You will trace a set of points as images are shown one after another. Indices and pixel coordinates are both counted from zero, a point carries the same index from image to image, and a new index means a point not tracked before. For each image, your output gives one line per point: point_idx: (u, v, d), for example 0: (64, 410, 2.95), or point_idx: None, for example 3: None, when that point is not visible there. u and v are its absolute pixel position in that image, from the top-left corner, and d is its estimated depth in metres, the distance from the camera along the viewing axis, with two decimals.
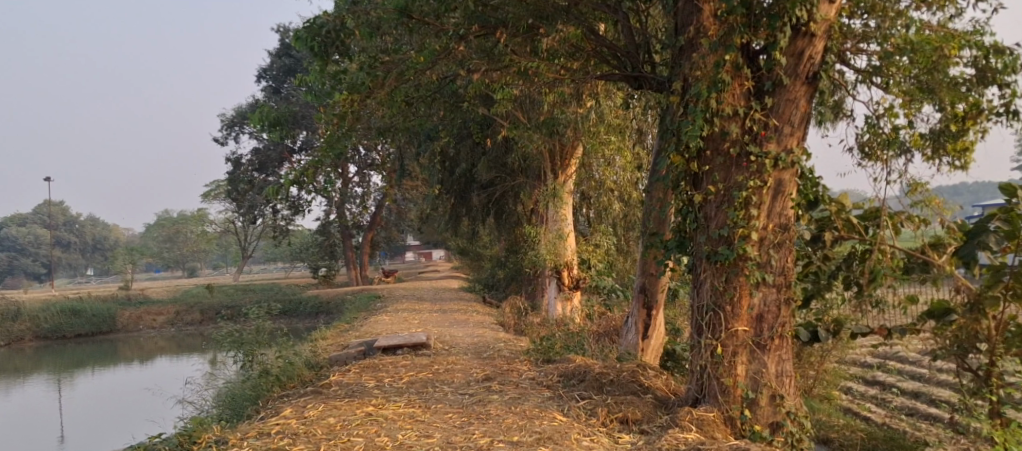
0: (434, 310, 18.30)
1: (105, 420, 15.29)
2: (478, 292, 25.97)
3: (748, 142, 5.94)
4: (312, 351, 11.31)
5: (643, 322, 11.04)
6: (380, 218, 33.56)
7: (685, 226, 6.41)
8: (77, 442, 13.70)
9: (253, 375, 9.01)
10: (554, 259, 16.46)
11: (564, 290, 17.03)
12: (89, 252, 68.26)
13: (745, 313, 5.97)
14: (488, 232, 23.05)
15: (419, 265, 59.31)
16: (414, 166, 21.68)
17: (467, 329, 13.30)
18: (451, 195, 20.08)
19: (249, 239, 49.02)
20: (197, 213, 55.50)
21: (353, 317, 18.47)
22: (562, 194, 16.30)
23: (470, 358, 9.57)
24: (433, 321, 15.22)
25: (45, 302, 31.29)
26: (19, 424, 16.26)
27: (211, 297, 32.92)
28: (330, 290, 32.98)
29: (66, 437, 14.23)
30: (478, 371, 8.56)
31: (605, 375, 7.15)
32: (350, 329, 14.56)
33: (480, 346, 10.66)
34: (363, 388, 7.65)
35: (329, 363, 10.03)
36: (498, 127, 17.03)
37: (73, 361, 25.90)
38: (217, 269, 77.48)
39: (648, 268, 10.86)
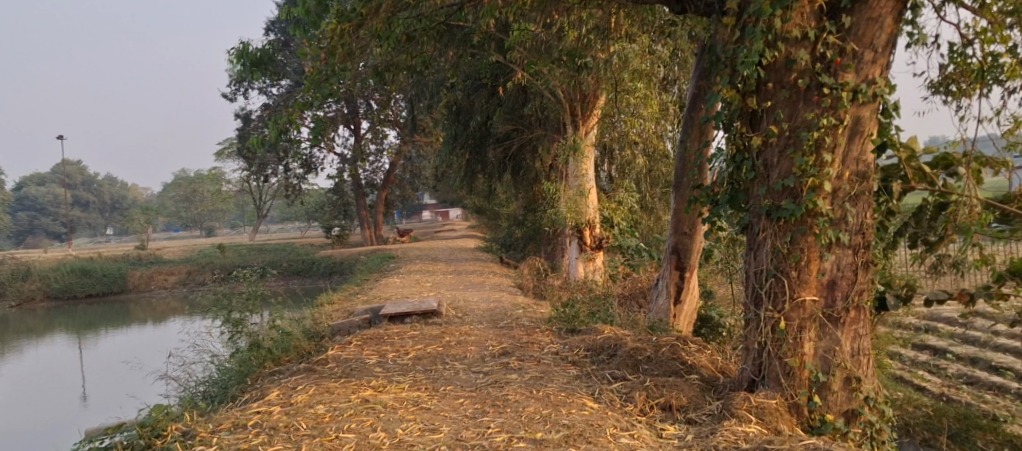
0: (449, 271, 17.41)
1: (113, 390, 14.58)
2: (495, 251, 25.01)
3: (820, 72, 4.84)
4: (314, 319, 10.41)
5: (674, 285, 10.12)
6: (394, 176, 32.68)
7: (739, 175, 5.28)
8: (86, 416, 12.99)
9: (242, 349, 8.12)
10: (575, 216, 15.40)
11: (586, 251, 15.99)
12: (109, 212, 67.61)
13: (814, 280, 4.93)
14: (505, 189, 22.04)
15: (437, 223, 58.44)
16: (428, 119, 20.69)
17: (482, 293, 12.39)
18: (465, 151, 18.93)
19: (265, 199, 48.26)
20: (212, 173, 54.92)
21: (364, 278, 17.64)
22: (582, 147, 15.19)
23: (485, 327, 8.63)
24: (447, 284, 14.32)
25: (56, 263, 30.75)
26: (20, 395, 15.51)
27: (223, 257, 32.23)
28: (343, 250, 32.16)
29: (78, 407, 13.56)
30: (494, 344, 7.61)
31: (641, 351, 6.15)
32: (359, 293, 13.70)
33: (496, 314, 9.71)
34: (362, 365, 6.73)
35: (333, 332, 9.14)
36: (513, 73, 15.91)
37: (84, 323, 25.36)
38: (234, 229, 76.98)
39: (681, 228, 9.93)
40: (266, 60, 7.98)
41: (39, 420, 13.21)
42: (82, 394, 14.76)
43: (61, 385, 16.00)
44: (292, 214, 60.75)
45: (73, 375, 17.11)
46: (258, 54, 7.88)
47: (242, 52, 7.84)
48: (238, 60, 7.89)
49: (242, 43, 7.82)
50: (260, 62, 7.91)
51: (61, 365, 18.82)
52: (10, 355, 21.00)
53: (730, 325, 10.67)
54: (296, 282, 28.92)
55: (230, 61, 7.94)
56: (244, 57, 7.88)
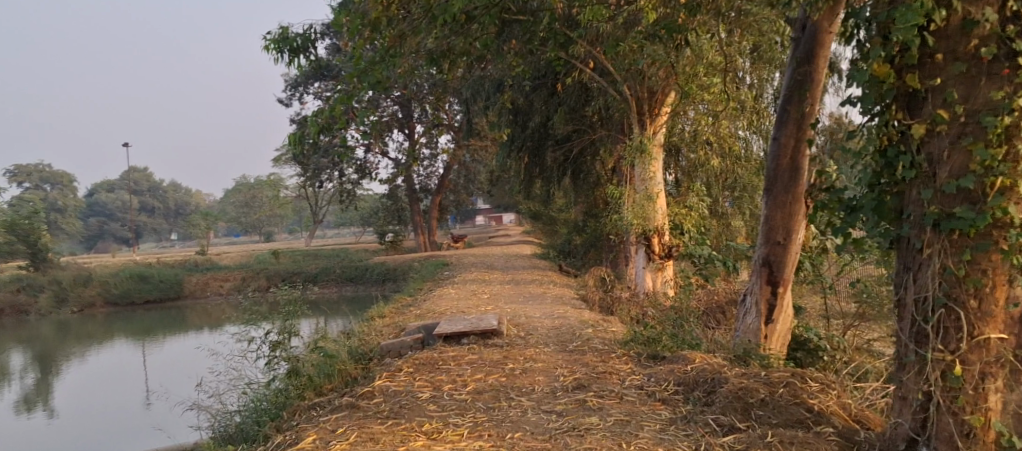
0: (507, 281, 16.35)
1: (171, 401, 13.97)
2: (553, 259, 23.83)
3: (1011, 37, 3.74)
4: (362, 337, 9.44)
5: (766, 301, 9.00)
6: (448, 180, 31.84)
7: (886, 175, 4.10)
8: (142, 429, 12.37)
9: (279, 375, 7.19)
10: (642, 223, 14.20)
11: (654, 260, 14.76)
12: (174, 217, 68.36)
13: (1002, 312, 3.84)
14: (563, 193, 20.88)
15: (491, 229, 57.49)
16: (484, 120, 19.70)
17: (546, 308, 11.30)
18: (523, 153, 17.86)
19: (321, 205, 48.05)
20: (270, 179, 55.00)
21: (419, 288, 16.68)
22: (650, 148, 13.95)
23: (553, 351, 7.55)
24: (505, 296, 13.27)
25: (116, 268, 30.66)
26: (75, 403, 14.97)
27: (278, 263, 31.72)
28: (397, 256, 31.33)
29: (124, 424, 12.76)
30: (565, 374, 6.53)
31: (753, 392, 5.05)
32: (413, 305, 12.73)
33: (564, 334, 8.62)
34: (413, 401, 5.72)
35: (380, 353, 8.16)
36: (577, 69, 14.85)
37: (142, 329, 25.08)
38: (291, 233, 77.25)
39: (773, 237, 8.91)
40: (306, 47, 7.08)
41: (93, 429, 12.61)
42: (138, 404, 14.18)
43: (116, 393, 15.45)
44: (347, 219, 60.52)
45: (130, 383, 16.58)
46: (298, 40, 6.99)
47: (280, 38, 6.93)
48: (275, 48, 6.96)
49: (280, 27, 6.94)
50: (300, 50, 7.01)
51: (117, 372, 18.35)
52: (69, 361, 20.74)
53: (829, 348, 9.42)
54: (349, 289, 28.21)
55: (266, 49, 7.00)
56: (282, 44, 6.96)
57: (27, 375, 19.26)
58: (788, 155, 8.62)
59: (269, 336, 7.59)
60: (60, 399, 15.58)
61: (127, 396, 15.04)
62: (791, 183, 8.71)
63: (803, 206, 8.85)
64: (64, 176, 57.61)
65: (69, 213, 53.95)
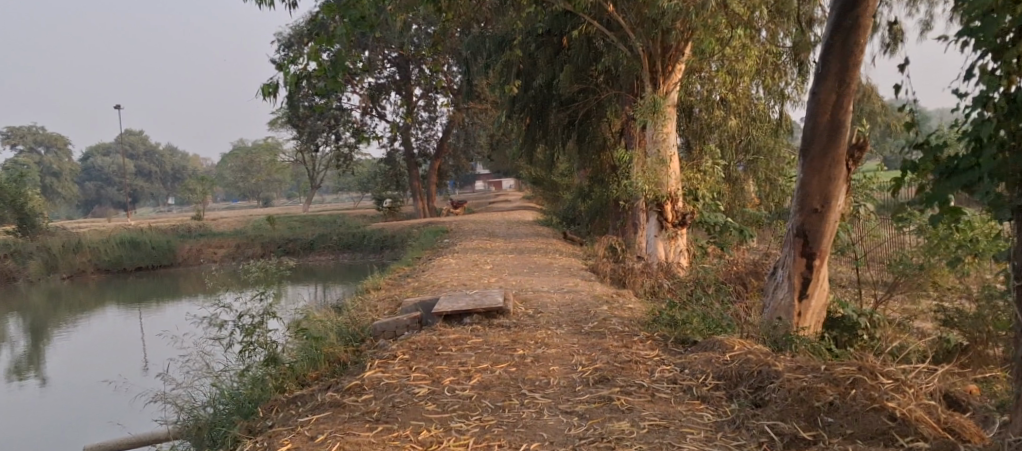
0: (511, 250, 15.46)
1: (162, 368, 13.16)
2: (557, 226, 22.87)
3: None
4: (350, 315, 8.53)
5: (801, 275, 8.24)
6: (447, 145, 30.76)
7: (1008, 113, 3.92)
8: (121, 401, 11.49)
9: (254, 362, 6.34)
10: (653, 189, 13.08)
11: (667, 228, 13.50)
12: (170, 182, 67.03)
13: None
14: (568, 157, 19.87)
15: (491, 194, 56.29)
16: (486, 79, 18.61)
17: (554, 281, 10.43)
18: (525, 115, 16.83)
19: (318, 169, 46.94)
20: (267, 143, 53.69)
21: (418, 257, 15.80)
22: (663, 107, 12.93)
23: (567, 334, 6.69)
24: (511, 267, 12.39)
25: (107, 234, 29.68)
26: (61, 372, 14.15)
27: (273, 229, 30.74)
28: (395, 223, 30.36)
29: (94, 395, 11.77)
30: (583, 363, 5.67)
31: (819, 394, 4.26)
32: (411, 277, 11.85)
33: (577, 313, 7.74)
34: (409, 398, 4.89)
35: (372, 334, 7.25)
36: (583, 22, 13.86)
37: (134, 296, 24.26)
38: (289, 199, 76.09)
39: (808, 205, 8.09)
40: None
41: (77, 396, 11.80)
42: (129, 369, 13.36)
43: (106, 362, 14.63)
44: (344, 185, 59.40)
45: (121, 351, 15.76)
46: None
47: None
48: None
49: None
50: None
51: (104, 342, 17.51)
52: (58, 330, 19.94)
53: (870, 326, 8.58)
54: (347, 256, 27.30)
55: None
56: None
57: (16, 343, 18.52)
58: (829, 111, 7.75)
59: (243, 318, 6.71)
60: (46, 369, 14.80)
61: (116, 364, 14.24)
62: (831, 143, 7.87)
63: (843, 169, 8.01)
64: (58, 139, 55.97)
65: (65, 177, 53.01)
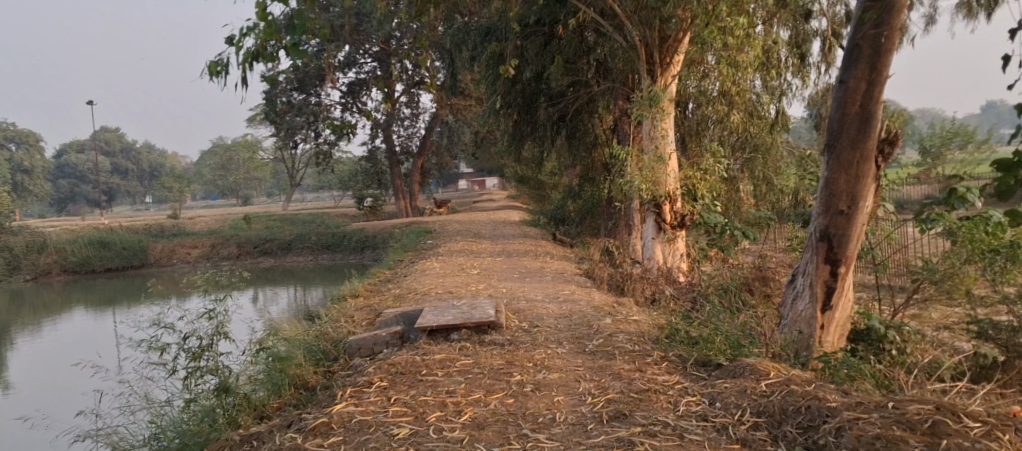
0: (498, 253, 14.59)
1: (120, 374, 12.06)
2: (546, 227, 22.00)
3: None
4: (321, 328, 7.57)
5: (823, 283, 7.49)
6: (431, 142, 29.81)
7: None
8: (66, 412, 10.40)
9: (202, 391, 5.43)
10: (651, 188, 12.24)
11: (665, 230, 12.64)
12: (147, 180, 65.48)
13: None
14: (556, 154, 19.00)
15: (475, 194, 55.31)
16: (470, 73, 17.69)
17: (549, 287, 9.56)
18: (513, 111, 15.95)
19: (298, 167, 45.75)
20: (246, 140, 52.35)
21: (400, 260, 14.85)
22: (661, 102, 12.07)
23: (569, 354, 5.84)
24: (501, 271, 11.50)
25: (75, 234, 28.39)
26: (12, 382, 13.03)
27: (249, 228, 29.57)
28: (377, 222, 29.35)
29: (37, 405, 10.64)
30: (593, 392, 4.82)
31: (899, 445, 3.57)
32: (392, 283, 10.90)
33: (577, 327, 6.88)
34: (387, 444, 4.03)
35: (347, 353, 6.35)
36: (575, 9, 13.04)
37: (102, 299, 23.08)
38: (269, 197, 74.69)
39: (833, 205, 7.36)
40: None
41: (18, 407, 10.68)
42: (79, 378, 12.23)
43: (64, 368, 13.59)
44: (325, 183, 58.17)
45: (80, 358, 14.63)
46: None
47: None
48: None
49: None
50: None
51: (63, 347, 16.35)
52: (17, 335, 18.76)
53: (899, 340, 7.82)
54: (325, 258, 26.25)
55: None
56: None
57: None
58: (857, 102, 7.08)
59: (188, 340, 5.73)
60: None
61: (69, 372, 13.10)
62: (860, 137, 7.14)
63: (873, 166, 7.27)
64: (30, 135, 54.29)
65: (37, 173, 51.39)
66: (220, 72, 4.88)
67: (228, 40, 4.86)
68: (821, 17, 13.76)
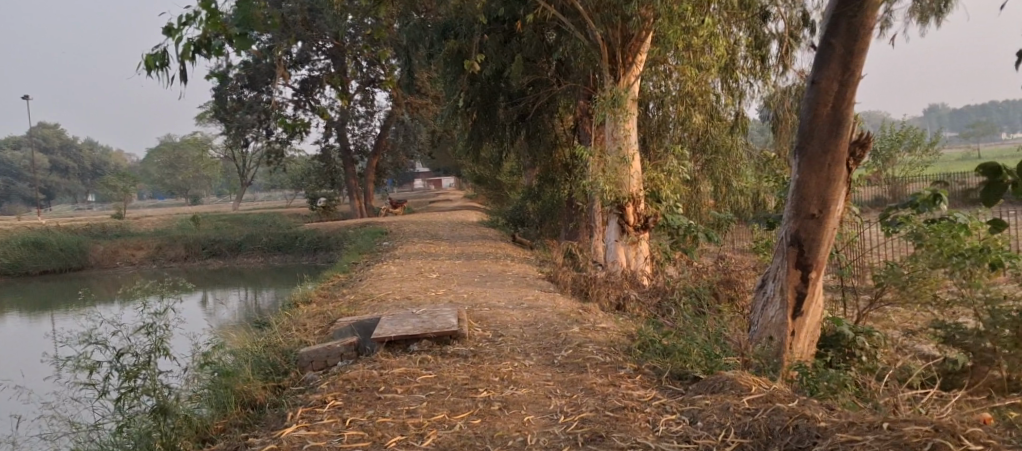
0: (457, 255, 14.21)
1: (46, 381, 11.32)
2: (504, 228, 21.69)
3: None
4: (270, 338, 7.15)
5: (794, 288, 7.29)
6: (387, 141, 29.29)
7: None
8: None
9: (136, 413, 4.98)
10: (614, 190, 12.00)
11: (628, 233, 12.46)
12: (89, 178, 63.34)
13: None
14: (515, 154, 18.70)
15: (431, 194, 54.78)
16: (427, 71, 17.27)
17: (511, 293, 9.24)
18: (473, 110, 15.58)
19: (248, 166, 44.70)
20: (194, 138, 50.91)
21: (355, 262, 14.36)
22: (625, 102, 11.83)
23: (536, 367, 5.53)
24: (460, 275, 11.12)
25: (9, 234, 27.07)
26: None
27: (196, 229, 28.60)
28: (331, 223, 28.70)
29: None
30: (565, 410, 4.51)
31: None
32: (345, 288, 10.44)
33: (543, 337, 6.56)
34: None
35: (297, 367, 5.92)
36: (536, 6, 12.73)
37: (38, 303, 22.01)
38: (219, 196, 73.07)
39: (804, 209, 7.15)
40: None
41: None
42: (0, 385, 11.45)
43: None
44: (276, 182, 56.95)
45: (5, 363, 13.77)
46: None
47: None
48: None
49: None
50: None
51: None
52: None
53: (868, 345, 7.69)
54: (277, 259, 25.54)
55: None
56: None
57: None
58: (829, 103, 6.86)
59: (123, 357, 5.27)
60: None
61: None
62: (832, 140, 6.93)
63: (844, 168, 7.10)
64: None
65: None
66: (158, 65, 4.34)
67: (167, 30, 4.33)
68: (779, 19, 13.71)
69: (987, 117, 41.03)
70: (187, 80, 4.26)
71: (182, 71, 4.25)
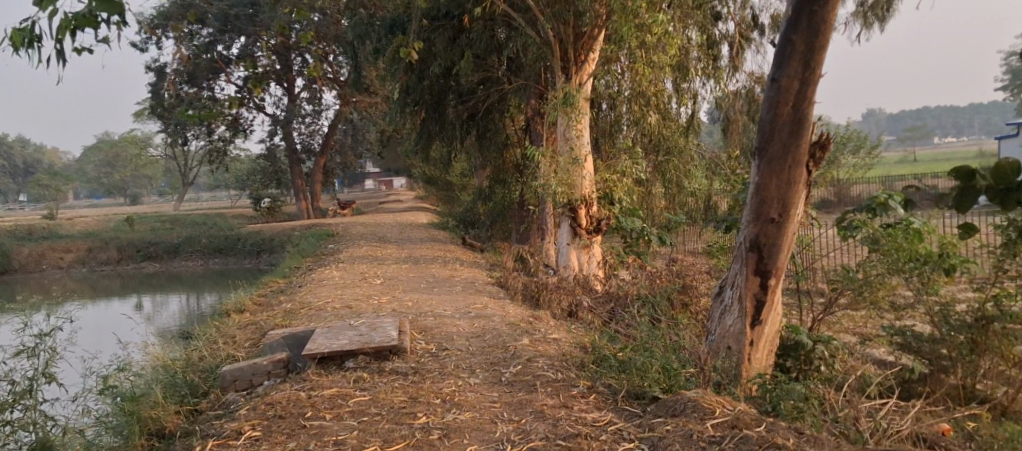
0: (404, 259, 13.69)
1: None
2: (453, 231, 21.17)
3: None
4: (194, 354, 6.59)
5: (753, 296, 6.94)
6: (333, 141, 28.54)
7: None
8: None
9: None
10: (566, 191, 11.62)
11: (580, 236, 12.08)
12: (21, 177, 60.68)
13: None
14: (465, 154, 18.22)
15: (380, 195, 53.88)
16: (373, 67, 16.65)
17: (457, 300, 8.77)
18: (421, 108, 15.06)
19: (191, 165, 43.38)
20: (133, 136, 49.15)
21: (296, 267, 13.72)
22: (577, 101, 11.46)
23: (481, 386, 5.09)
24: (405, 281, 10.59)
25: None
26: None
27: (131, 231, 27.39)
28: (276, 224, 27.82)
29: None
30: (512, 438, 4.11)
31: None
32: (281, 296, 9.81)
33: (492, 350, 6.11)
34: None
35: (220, 387, 5.40)
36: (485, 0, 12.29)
37: None
38: (161, 197, 70.83)
39: (763, 213, 6.80)
40: None
41: None
42: None
43: None
44: (220, 183, 55.35)
45: None
46: None
47: None
48: None
49: None
50: None
51: None
52: None
53: (827, 355, 7.39)
54: (217, 262, 24.58)
55: None
56: None
57: None
58: (789, 102, 6.53)
59: None
60: None
61: None
62: (792, 141, 6.59)
63: (804, 171, 6.75)
64: None
65: None
66: (25, 43, 3.77)
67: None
68: (729, 21, 13.50)
69: (926, 121, 42.14)
70: (59, 62, 3.65)
71: (54, 50, 3.69)
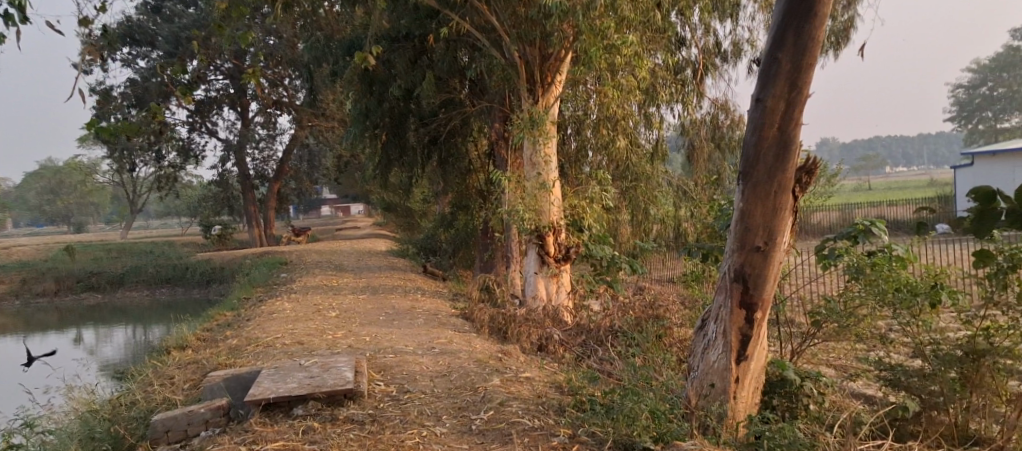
0: (362, 289, 13.01)
1: None
2: (413, 259, 20.52)
3: None
4: (123, 401, 5.86)
5: (738, 333, 6.13)
6: (289, 166, 27.76)
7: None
8: None
9: None
10: (534, 218, 11.12)
11: (548, 264, 11.58)
12: None
13: None
14: (425, 180, 17.64)
15: (336, 221, 52.87)
16: (329, 90, 16.02)
17: (417, 334, 8.16)
18: (381, 132, 14.48)
19: (140, 192, 42.04)
20: (77, 163, 47.47)
21: (246, 299, 12.92)
22: (544, 124, 10.98)
23: (450, 437, 4.52)
24: (363, 314, 9.92)
25: None
26: None
27: (73, 261, 26.08)
28: (228, 252, 26.83)
29: None
30: None
31: None
32: (227, 332, 9.06)
33: (459, 392, 5.52)
34: None
35: (149, 438, 4.76)
36: (449, 20, 11.82)
37: None
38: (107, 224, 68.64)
39: (749, 240, 6.02)
40: None
41: None
42: None
43: None
44: (170, 210, 53.77)
45: None
46: None
47: None
48: None
49: None
50: None
51: None
52: None
53: (815, 392, 6.93)
54: (165, 292, 23.51)
55: None
56: None
57: None
58: (776, 123, 5.82)
59: None
60: None
61: None
62: (779, 163, 5.85)
63: (792, 197, 6.01)
64: None
65: None
66: None
67: None
68: (692, 47, 13.24)
69: (873, 150, 43.16)
70: None
71: None
